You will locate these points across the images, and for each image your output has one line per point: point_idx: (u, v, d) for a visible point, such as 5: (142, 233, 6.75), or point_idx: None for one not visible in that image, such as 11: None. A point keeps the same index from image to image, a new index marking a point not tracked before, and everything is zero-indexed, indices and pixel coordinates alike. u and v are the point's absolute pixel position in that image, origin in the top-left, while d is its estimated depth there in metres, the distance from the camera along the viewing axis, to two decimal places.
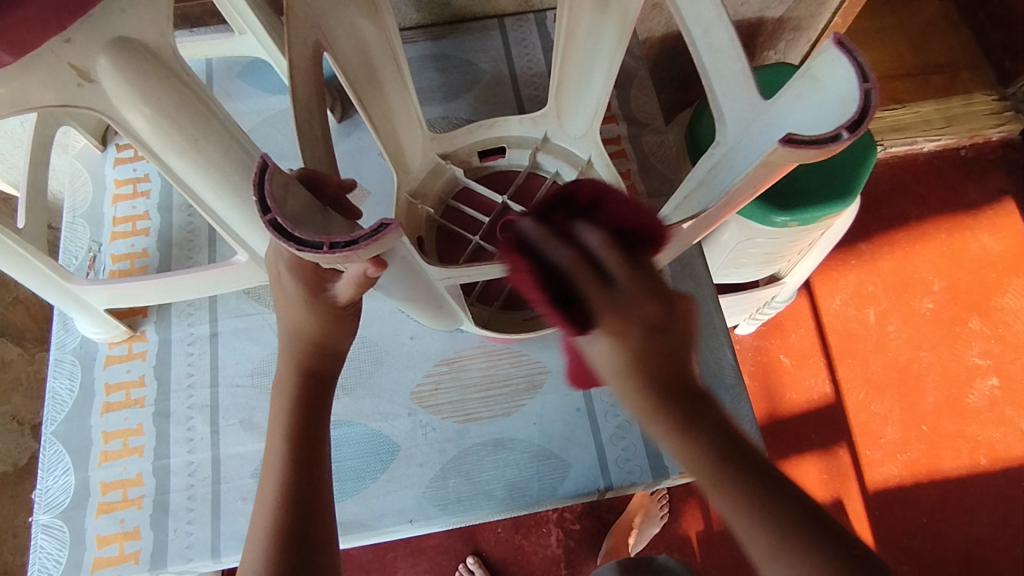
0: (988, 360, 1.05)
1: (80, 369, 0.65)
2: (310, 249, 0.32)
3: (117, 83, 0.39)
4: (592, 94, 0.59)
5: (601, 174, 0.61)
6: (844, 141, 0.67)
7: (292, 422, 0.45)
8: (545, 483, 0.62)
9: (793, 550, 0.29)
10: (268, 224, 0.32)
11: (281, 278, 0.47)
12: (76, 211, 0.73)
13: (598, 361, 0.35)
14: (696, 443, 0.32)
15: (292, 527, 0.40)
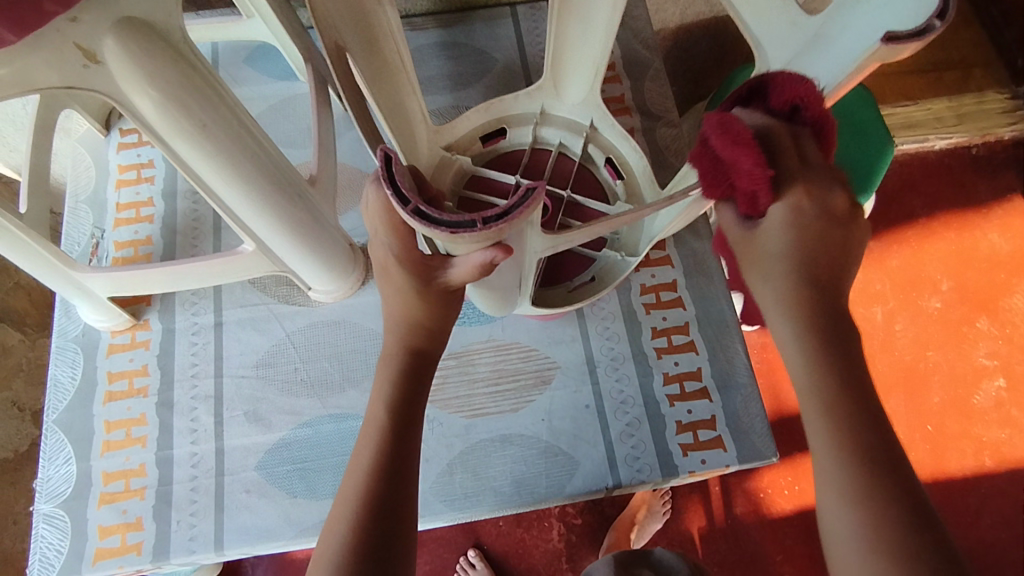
0: (995, 361, 1.04)
1: (82, 357, 0.64)
2: (467, 227, 0.33)
3: (126, 66, 0.37)
4: (588, 60, 0.58)
5: (605, 134, 0.61)
6: (861, 137, 0.66)
7: (385, 417, 0.44)
8: (553, 480, 0.61)
9: (864, 440, 0.39)
10: (415, 216, 0.33)
11: (388, 270, 0.46)
12: (78, 196, 0.71)
13: (774, 240, 0.41)
14: (828, 341, 0.40)
15: (382, 496, 0.41)
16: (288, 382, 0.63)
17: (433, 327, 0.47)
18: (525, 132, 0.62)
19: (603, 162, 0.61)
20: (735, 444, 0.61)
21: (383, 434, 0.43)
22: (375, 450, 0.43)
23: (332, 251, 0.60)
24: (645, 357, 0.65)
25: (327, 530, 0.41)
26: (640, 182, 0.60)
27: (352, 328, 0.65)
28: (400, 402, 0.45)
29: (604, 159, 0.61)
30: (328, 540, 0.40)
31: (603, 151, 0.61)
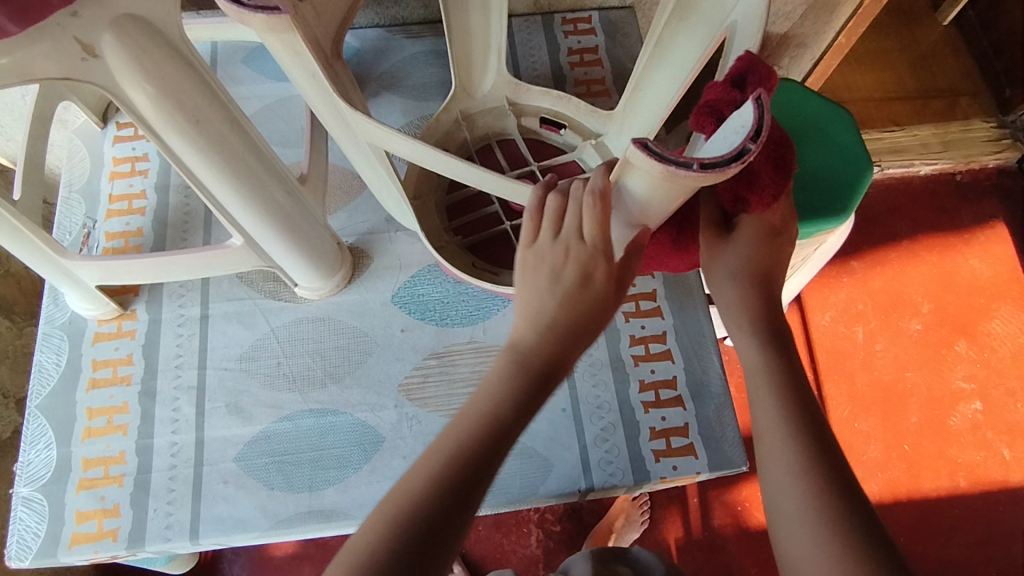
0: (973, 384, 1.06)
1: (68, 344, 0.65)
2: (755, 152, 0.33)
3: (122, 61, 0.38)
4: (476, 44, 0.65)
5: (525, 99, 0.67)
6: (838, 159, 0.68)
7: (497, 406, 0.41)
8: (527, 481, 0.62)
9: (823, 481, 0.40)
10: (708, 171, 0.34)
11: (586, 275, 0.43)
12: (72, 187, 0.72)
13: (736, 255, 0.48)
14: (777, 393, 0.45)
15: (462, 473, 0.37)
16: (270, 376, 0.64)
17: (583, 327, 0.44)
18: (461, 134, 0.66)
19: (540, 125, 0.67)
20: (707, 453, 0.63)
21: (484, 420, 0.40)
22: (473, 432, 0.40)
23: (318, 249, 0.62)
24: (622, 364, 0.66)
25: (404, 474, 0.38)
26: (578, 121, 0.65)
27: (337, 325, 0.67)
28: (517, 398, 0.41)
29: (539, 121, 0.67)
30: (389, 505, 0.37)
31: (535, 118, 0.67)
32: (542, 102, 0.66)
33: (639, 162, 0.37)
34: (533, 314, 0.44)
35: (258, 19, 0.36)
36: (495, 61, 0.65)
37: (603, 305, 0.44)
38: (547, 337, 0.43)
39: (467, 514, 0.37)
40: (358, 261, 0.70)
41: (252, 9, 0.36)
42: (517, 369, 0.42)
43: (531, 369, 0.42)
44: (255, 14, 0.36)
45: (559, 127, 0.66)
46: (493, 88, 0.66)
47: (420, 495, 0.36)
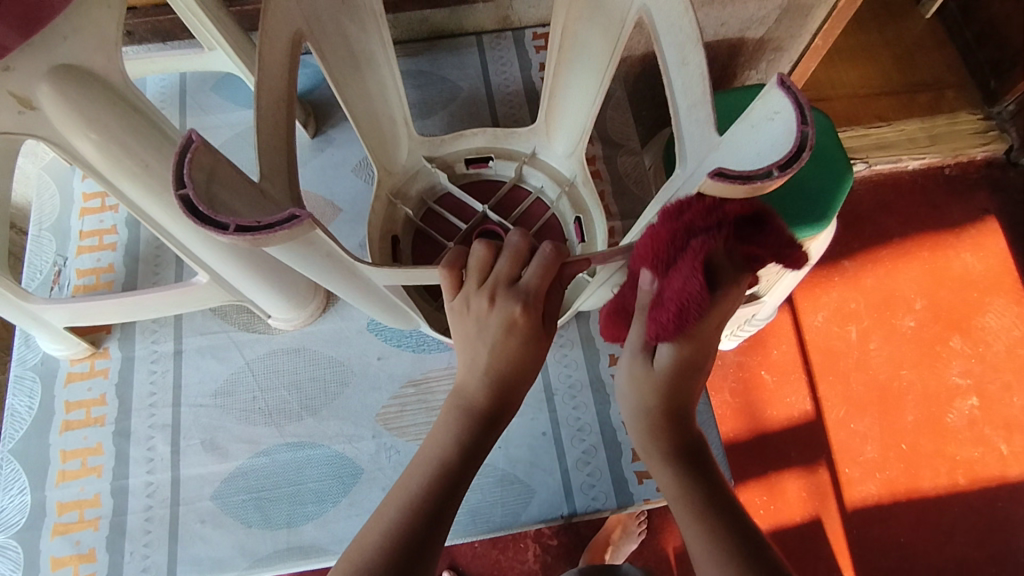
0: (968, 379, 1.05)
1: (40, 386, 0.64)
2: (815, 128, 0.31)
3: (63, 112, 0.38)
4: (385, 126, 0.65)
5: (444, 152, 0.68)
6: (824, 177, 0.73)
7: (448, 454, 0.43)
8: (509, 508, 0.61)
9: None
10: (791, 168, 0.31)
11: (513, 323, 0.43)
12: (42, 224, 0.71)
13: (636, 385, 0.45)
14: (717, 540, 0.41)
15: (417, 531, 0.39)
16: (247, 411, 0.64)
17: (519, 374, 0.45)
18: (401, 211, 0.66)
19: (467, 168, 0.70)
20: None
21: (439, 471, 0.42)
22: (425, 484, 0.42)
23: (290, 282, 0.61)
24: (603, 385, 0.65)
25: (366, 526, 0.41)
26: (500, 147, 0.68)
27: (313, 356, 0.66)
28: (470, 443, 0.44)
29: (464, 164, 0.69)
30: (345, 560, 0.39)
31: (460, 164, 0.69)
32: (461, 147, 0.68)
33: (715, 188, 0.34)
34: (474, 367, 0.45)
35: (280, 236, 0.31)
36: (405, 129, 0.66)
37: (540, 351, 0.45)
38: (487, 385, 0.44)
39: (425, 566, 0.39)
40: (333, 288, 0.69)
41: (271, 228, 0.31)
42: (466, 416, 0.44)
43: (481, 418, 0.44)
44: (280, 235, 0.31)
45: (488, 162, 0.69)
46: (409, 154, 0.67)
47: (369, 552, 0.38)
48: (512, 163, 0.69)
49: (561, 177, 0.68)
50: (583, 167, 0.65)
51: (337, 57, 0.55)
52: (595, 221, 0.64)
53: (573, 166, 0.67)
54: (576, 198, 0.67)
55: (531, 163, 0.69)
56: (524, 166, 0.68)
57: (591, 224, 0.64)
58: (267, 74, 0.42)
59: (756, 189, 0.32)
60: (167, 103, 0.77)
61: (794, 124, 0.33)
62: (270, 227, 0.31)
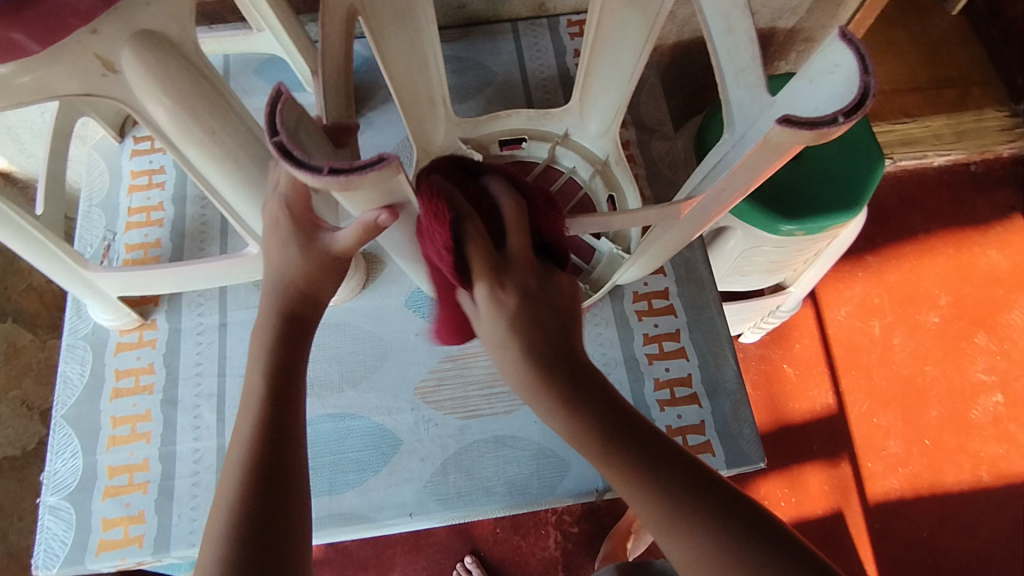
0: (993, 376, 1.05)
1: (91, 354, 0.66)
2: (877, 81, 0.33)
3: (142, 77, 0.39)
4: (426, 105, 0.66)
5: (479, 132, 0.69)
6: (855, 161, 0.76)
7: (264, 387, 0.42)
8: (544, 481, 0.62)
9: (664, 486, 0.35)
10: (858, 113, 0.32)
11: (276, 222, 0.46)
12: (92, 201, 0.74)
13: (489, 329, 0.41)
14: (584, 421, 0.37)
15: None
16: None
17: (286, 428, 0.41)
18: None
19: (500, 149, 0.70)
20: (724, 449, 0.63)
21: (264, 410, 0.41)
22: (256, 424, 0.41)
23: None
24: (637, 363, 0.66)
25: None
26: (534, 126, 0.69)
27: (353, 330, 0.67)
28: (279, 367, 0.43)
29: (498, 146, 0.70)
30: None
31: (494, 146, 0.70)
32: (495, 128, 0.69)
33: (782, 136, 0.35)
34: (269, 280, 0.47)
35: (369, 176, 0.33)
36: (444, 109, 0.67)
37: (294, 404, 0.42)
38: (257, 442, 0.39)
39: None
40: (372, 266, 0.70)
41: (363, 169, 0.33)
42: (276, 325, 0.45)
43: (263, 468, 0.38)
44: (369, 174, 0.33)
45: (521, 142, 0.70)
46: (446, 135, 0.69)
47: None
48: (545, 144, 0.70)
49: (594, 157, 0.69)
50: (618, 147, 0.67)
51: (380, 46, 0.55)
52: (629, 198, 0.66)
53: (607, 145, 0.69)
54: (609, 177, 0.68)
55: (564, 144, 0.70)
56: (558, 147, 0.69)
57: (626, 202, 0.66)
58: (328, 48, 0.44)
59: (825, 136, 0.33)
60: None
61: (857, 72, 0.34)
62: (363, 168, 0.33)
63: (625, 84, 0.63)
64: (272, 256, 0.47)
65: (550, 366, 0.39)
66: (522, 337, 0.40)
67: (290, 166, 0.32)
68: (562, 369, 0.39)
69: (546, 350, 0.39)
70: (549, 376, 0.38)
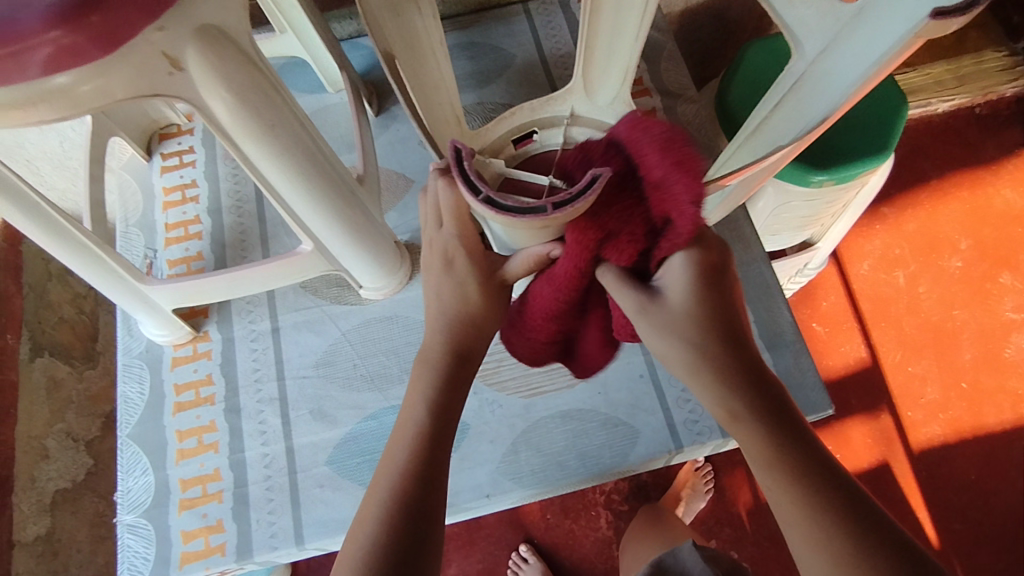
0: (1022, 314, 1.05)
1: (148, 372, 0.66)
2: None
3: (205, 72, 0.39)
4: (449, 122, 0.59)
5: (490, 137, 0.63)
6: (879, 107, 0.76)
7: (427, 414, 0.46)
8: (616, 450, 0.62)
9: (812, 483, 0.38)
10: None
11: (452, 261, 0.50)
12: (128, 221, 0.73)
13: (672, 305, 0.42)
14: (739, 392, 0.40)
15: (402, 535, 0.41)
16: (349, 379, 0.65)
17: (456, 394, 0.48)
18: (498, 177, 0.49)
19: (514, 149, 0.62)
20: (791, 400, 0.63)
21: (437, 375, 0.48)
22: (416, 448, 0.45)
23: (380, 249, 0.63)
24: None
25: (358, 523, 0.43)
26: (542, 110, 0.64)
27: (405, 322, 0.67)
28: (442, 406, 0.47)
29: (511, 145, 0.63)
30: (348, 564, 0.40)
31: (507, 149, 0.63)
32: (501, 130, 0.63)
33: (928, 31, 0.36)
34: (438, 318, 0.50)
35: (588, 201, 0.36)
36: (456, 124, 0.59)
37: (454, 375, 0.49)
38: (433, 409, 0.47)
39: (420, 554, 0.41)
40: (415, 256, 0.71)
41: (579, 195, 0.35)
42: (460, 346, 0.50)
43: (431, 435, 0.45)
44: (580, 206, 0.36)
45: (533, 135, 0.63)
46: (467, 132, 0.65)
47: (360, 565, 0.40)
48: (558, 129, 0.63)
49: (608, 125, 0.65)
50: (629, 105, 0.66)
51: (413, 45, 0.54)
52: None
53: (619, 109, 0.66)
54: None
55: (576, 124, 0.64)
56: (572, 126, 0.63)
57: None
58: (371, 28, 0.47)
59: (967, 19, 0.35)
60: None
61: None
62: (580, 195, 0.36)
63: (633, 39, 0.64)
64: (443, 293, 0.50)
65: (755, 383, 0.41)
66: (710, 337, 0.42)
67: (514, 216, 0.36)
68: (738, 353, 0.41)
69: (743, 370, 0.41)
70: (718, 357, 0.41)
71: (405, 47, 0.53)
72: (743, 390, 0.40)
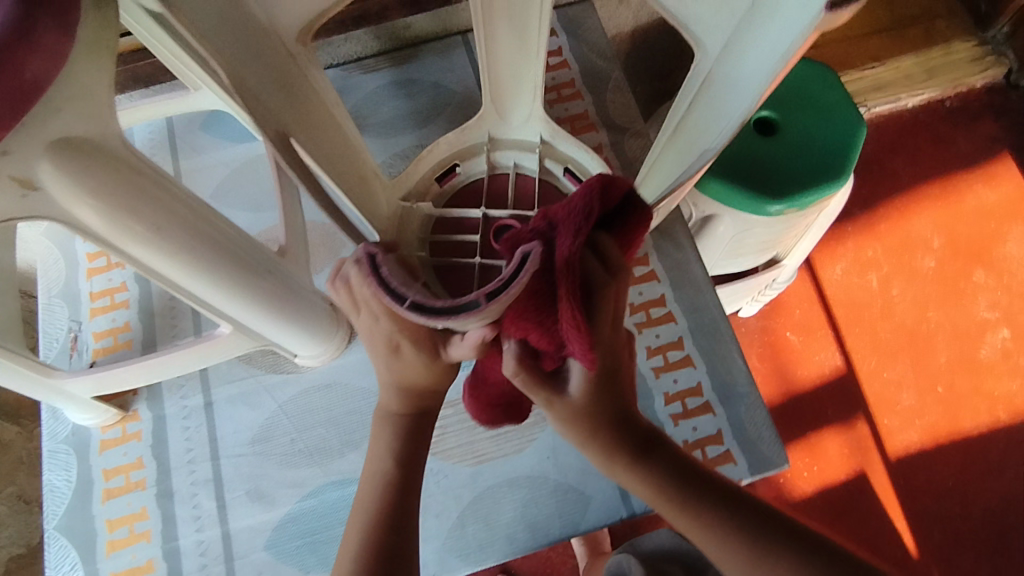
0: (997, 313, 0.95)
1: (75, 458, 0.63)
2: None
3: (67, 188, 0.35)
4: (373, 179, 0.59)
5: (417, 175, 0.64)
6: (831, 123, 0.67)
7: (391, 471, 0.47)
8: (567, 519, 0.60)
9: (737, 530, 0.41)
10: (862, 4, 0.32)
11: (397, 346, 0.45)
12: (51, 291, 0.69)
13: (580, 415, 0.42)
14: (646, 467, 0.43)
15: None
16: (286, 456, 0.62)
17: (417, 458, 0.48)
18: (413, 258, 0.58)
19: (441, 185, 0.64)
20: (745, 457, 0.61)
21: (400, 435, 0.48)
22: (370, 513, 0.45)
23: (311, 315, 0.59)
24: (643, 379, 0.64)
25: None
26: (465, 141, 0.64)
27: (345, 390, 0.64)
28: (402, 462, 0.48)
29: (438, 179, 0.64)
30: None
31: (433, 187, 0.64)
32: (423, 170, 0.64)
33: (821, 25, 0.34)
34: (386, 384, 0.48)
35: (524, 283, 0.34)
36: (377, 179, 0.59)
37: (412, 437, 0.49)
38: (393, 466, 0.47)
39: None
40: None
41: (510, 281, 0.33)
42: (394, 434, 0.48)
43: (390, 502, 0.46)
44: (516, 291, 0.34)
45: (456, 168, 0.64)
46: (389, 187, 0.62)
47: None
48: (479, 157, 0.64)
49: (529, 144, 0.64)
50: (547, 121, 0.63)
51: (311, 113, 0.49)
52: (586, 164, 0.63)
53: (538, 126, 0.64)
54: (556, 154, 0.64)
55: (496, 149, 0.64)
56: (492, 154, 0.64)
57: (584, 168, 0.63)
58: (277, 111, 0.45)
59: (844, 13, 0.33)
60: (158, 148, 0.74)
61: None
62: (513, 281, 0.34)
63: (537, 58, 0.59)
64: (388, 372, 0.47)
65: (728, 505, 0.42)
66: (625, 445, 0.43)
67: (444, 318, 0.34)
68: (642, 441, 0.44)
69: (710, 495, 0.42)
70: (620, 452, 0.43)
71: (304, 119, 0.47)
72: (674, 485, 0.42)
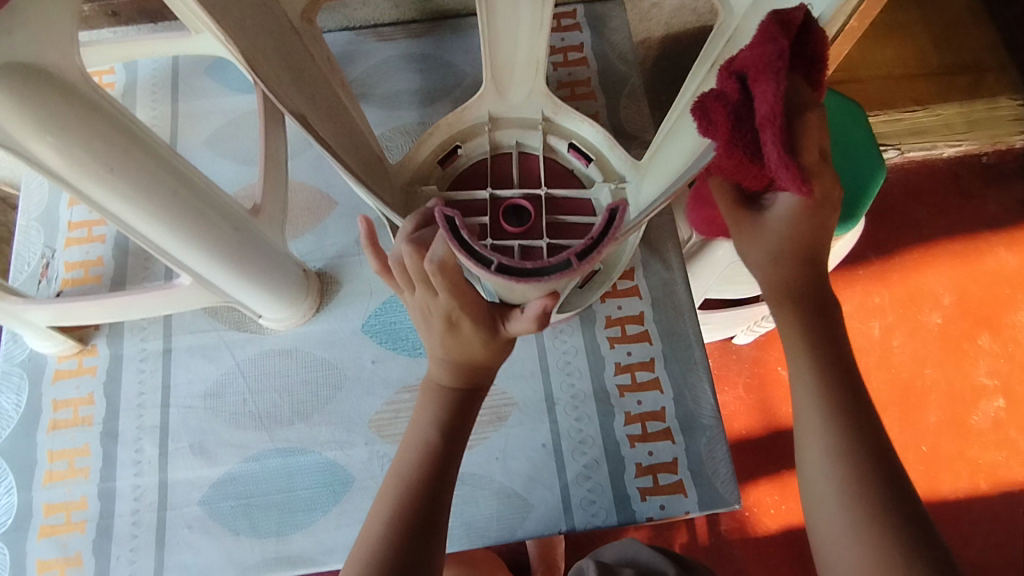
0: (996, 380, 0.90)
1: (28, 382, 0.63)
2: None
3: (16, 115, 0.34)
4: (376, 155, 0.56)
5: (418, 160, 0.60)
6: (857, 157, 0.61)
7: (434, 442, 0.46)
8: (505, 525, 0.59)
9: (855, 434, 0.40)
10: None
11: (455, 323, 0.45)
12: (31, 215, 0.69)
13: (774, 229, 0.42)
14: (799, 329, 0.43)
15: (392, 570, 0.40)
16: (236, 415, 0.61)
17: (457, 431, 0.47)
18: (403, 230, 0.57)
19: (443, 169, 0.61)
20: (697, 491, 0.59)
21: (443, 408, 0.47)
22: (401, 485, 0.44)
23: (279, 280, 0.58)
24: (607, 395, 0.62)
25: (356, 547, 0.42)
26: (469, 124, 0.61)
27: (305, 358, 0.63)
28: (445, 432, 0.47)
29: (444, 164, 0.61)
30: None
31: (435, 172, 0.61)
32: (424, 154, 0.60)
33: None
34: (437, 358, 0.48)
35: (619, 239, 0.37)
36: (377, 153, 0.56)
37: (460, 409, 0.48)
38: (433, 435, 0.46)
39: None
40: (327, 286, 0.66)
41: (600, 237, 0.37)
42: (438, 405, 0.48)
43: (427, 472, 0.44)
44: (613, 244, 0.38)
45: (458, 151, 0.61)
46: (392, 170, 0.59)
47: None
48: (480, 138, 0.61)
49: (531, 121, 0.61)
50: (548, 96, 0.60)
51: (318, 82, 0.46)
52: (591, 138, 0.60)
53: (538, 100, 0.61)
54: (558, 129, 0.61)
55: (497, 128, 0.61)
56: (495, 133, 0.61)
57: (590, 143, 0.60)
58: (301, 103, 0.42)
59: None
60: (158, 87, 0.73)
61: None
62: (603, 240, 0.38)
63: (542, 37, 0.56)
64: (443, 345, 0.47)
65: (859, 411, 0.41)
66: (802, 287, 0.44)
67: (540, 278, 0.37)
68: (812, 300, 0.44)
69: (845, 395, 0.41)
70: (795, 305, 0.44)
71: (318, 103, 0.45)
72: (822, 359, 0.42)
